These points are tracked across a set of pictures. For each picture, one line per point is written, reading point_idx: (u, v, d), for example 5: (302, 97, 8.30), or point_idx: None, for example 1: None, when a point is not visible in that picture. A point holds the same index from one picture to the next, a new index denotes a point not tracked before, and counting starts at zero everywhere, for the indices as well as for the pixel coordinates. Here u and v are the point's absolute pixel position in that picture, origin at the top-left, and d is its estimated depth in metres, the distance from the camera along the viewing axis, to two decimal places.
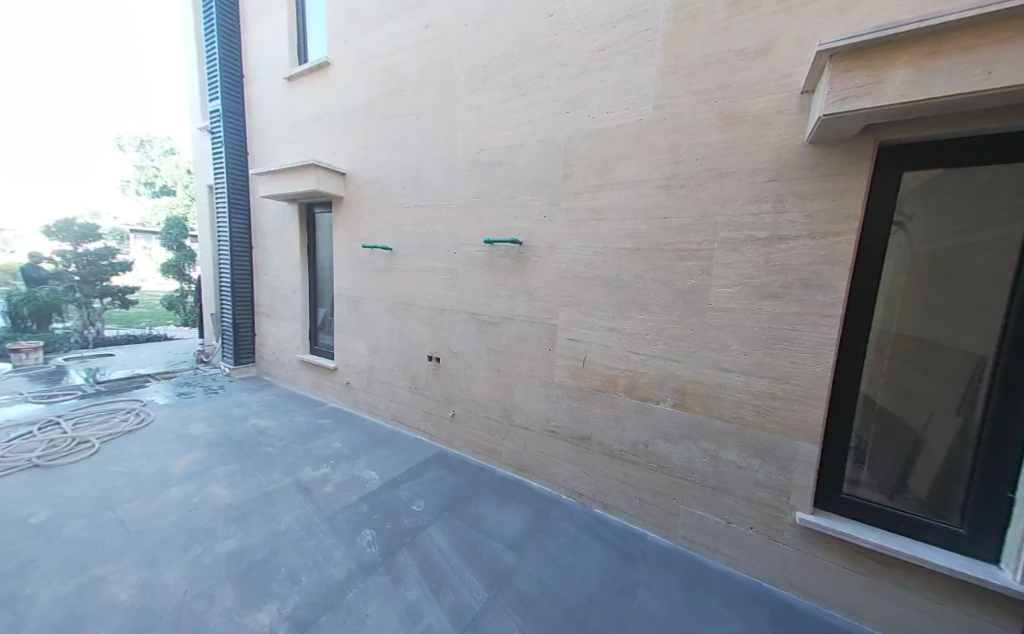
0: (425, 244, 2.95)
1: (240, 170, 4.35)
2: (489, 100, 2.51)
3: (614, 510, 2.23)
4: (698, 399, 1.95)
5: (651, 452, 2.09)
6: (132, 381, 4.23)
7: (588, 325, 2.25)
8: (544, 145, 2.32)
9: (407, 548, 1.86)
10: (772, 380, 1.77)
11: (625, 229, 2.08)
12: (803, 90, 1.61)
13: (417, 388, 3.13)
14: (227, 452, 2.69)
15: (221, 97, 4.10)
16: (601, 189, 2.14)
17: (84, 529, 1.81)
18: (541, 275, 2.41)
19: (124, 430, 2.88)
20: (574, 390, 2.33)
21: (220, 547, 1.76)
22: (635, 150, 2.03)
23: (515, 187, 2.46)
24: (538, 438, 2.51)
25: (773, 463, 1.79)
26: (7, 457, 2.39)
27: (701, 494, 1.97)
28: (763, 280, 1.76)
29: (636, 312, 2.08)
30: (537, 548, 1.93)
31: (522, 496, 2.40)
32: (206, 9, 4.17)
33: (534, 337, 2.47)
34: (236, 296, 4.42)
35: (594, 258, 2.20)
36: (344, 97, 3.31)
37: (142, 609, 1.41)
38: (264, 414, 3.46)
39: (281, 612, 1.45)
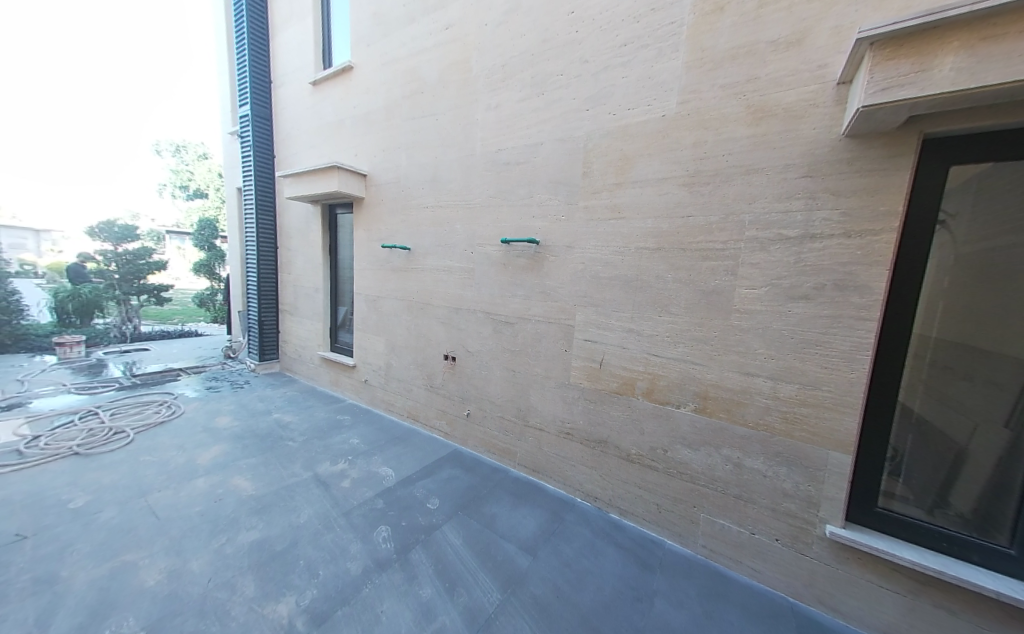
0: (442, 245, 2.97)
1: (267, 173, 4.51)
2: (507, 99, 2.51)
3: (630, 516, 2.18)
4: (721, 404, 1.88)
5: (669, 457, 2.03)
6: (165, 374, 4.45)
7: (605, 326, 2.20)
8: (563, 144, 2.29)
9: (421, 546, 1.86)
10: (801, 386, 1.68)
11: (645, 228, 2.03)
12: (841, 81, 1.53)
13: (433, 387, 3.15)
14: (251, 445, 2.78)
15: (251, 103, 4.27)
16: (620, 187, 2.10)
17: (118, 515, 1.90)
18: (558, 275, 2.38)
19: (156, 422, 3.02)
20: (590, 391, 2.29)
21: (242, 537, 1.82)
22: (656, 147, 1.98)
23: (532, 186, 2.45)
24: (553, 440, 2.48)
25: (802, 473, 1.71)
26: (52, 444, 2.55)
27: (723, 503, 1.90)
28: (793, 280, 1.67)
29: (656, 314, 2.03)
30: (551, 552, 1.90)
31: (536, 498, 2.38)
32: (237, 18, 4.34)
33: (550, 338, 2.45)
34: (262, 294, 4.59)
35: (612, 258, 2.16)
36: (366, 99, 3.38)
37: (169, 595, 1.46)
38: (286, 409, 3.56)
39: (299, 604, 1.48)
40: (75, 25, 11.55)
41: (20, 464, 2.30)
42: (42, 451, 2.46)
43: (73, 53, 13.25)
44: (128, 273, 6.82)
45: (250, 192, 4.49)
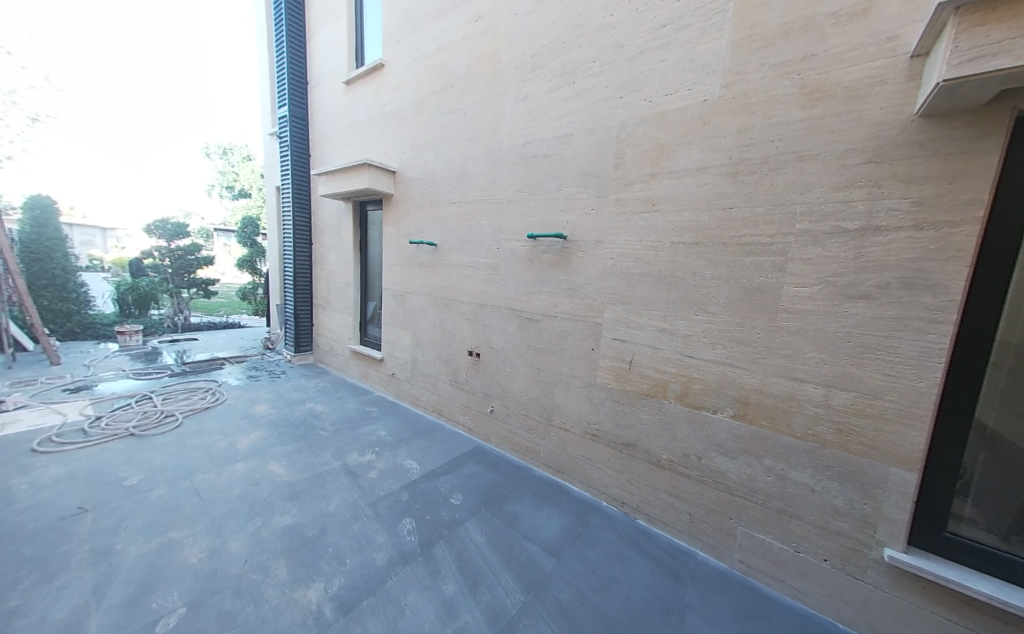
0: (468, 240, 2.96)
1: (303, 171, 4.68)
2: (537, 90, 2.44)
3: (659, 523, 2.08)
4: (764, 410, 1.74)
5: (703, 465, 1.92)
6: (211, 363, 4.76)
7: (636, 324, 2.11)
8: (594, 135, 2.20)
9: (444, 541, 1.87)
10: (859, 394, 1.52)
11: (682, 221, 1.91)
12: (915, 53, 1.35)
13: (457, 382, 3.16)
14: (286, 433, 2.91)
15: (289, 104, 4.44)
16: (655, 178, 1.99)
17: (166, 494, 2.04)
18: (586, 271, 2.30)
19: (202, 407, 3.23)
20: (618, 393, 2.21)
21: (277, 522, 1.90)
22: (696, 135, 1.85)
23: (560, 179, 2.37)
24: (578, 441, 2.41)
25: (857, 490, 1.55)
26: (112, 425, 2.78)
27: (763, 516, 1.77)
28: (851, 278, 1.51)
29: (691, 312, 1.91)
30: (575, 556, 1.85)
31: (560, 499, 2.32)
32: (277, 23, 4.52)
33: (576, 336, 2.37)
34: (297, 288, 4.78)
35: (645, 253, 2.05)
36: (396, 96, 3.41)
37: (209, 573, 1.55)
38: (318, 399, 3.71)
39: (327, 591, 1.51)
40: (131, 35, 12.39)
41: (85, 442, 2.52)
42: (104, 431, 2.68)
43: (132, 62, 14.29)
44: (179, 267, 7.34)
45: (288, 190, 4.68)
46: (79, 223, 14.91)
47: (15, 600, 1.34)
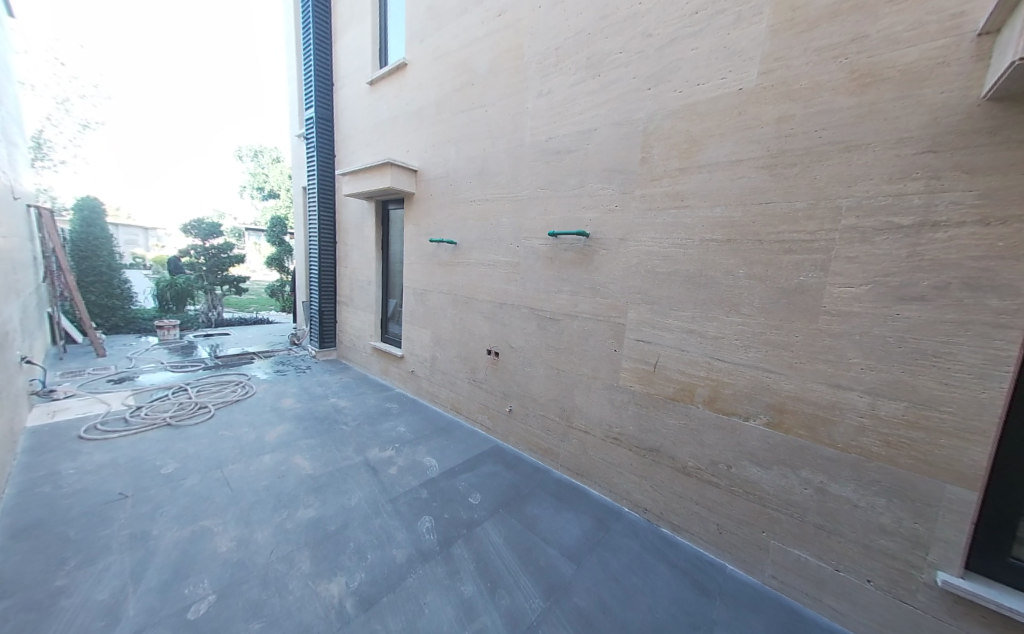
0: (488, 238, 2.94)
1: (328, 172, 4.80)
2: (560, 84, 2.39)
3: (684, 533, 2.00)
4: (801, 419, 1.64)
5: (733, 474, 1.83)
6: (241, 357, 4.96)
7: (662, 325, 2.03)
8: (619, 128, 2.13)
9: (463, 540, 1.86)
10: (911, 404, 1.40)
11: (713, 217, 1.82)
12: (983, 31, 1.21)
13: (476, 381, 3.16)
14: (310, 427, 2.99)
15: (316, 106, 4.56)
16: (685, 173, 1.90)
17: (199, 483, 2.12)
18: (609, 270, 2.24)
19: (232, 400, 3.36)
20: (642, 396, 2.13)
21: (301, 514, 1.94)
22: (729, 126, 1.76)
23: (583, 175, 2.31)
24: (599, 444, 2.35)
25: (906, 508, 1.43)
26: (151, 415, 2.93)
27: (799, 531, 1.67)
28: (904, 278, 1.39)
29: (722, 313, 1.82)
30: (596, 562, 1.80)
31: (579, 503, 2.28)
32: (305, 27, 4.64)
33: (598, 336, 2.31)
34: (322, 286, 4.91)
35: (672, 251, 1.97)
36: (418, 95, 3.43)
37: (237, 562, 1.59)
38: (341, 394, 3.79)
39: (348, 586, 1.53)
40: (169, 44, 13.03)
41: (126, 430, 2.67)
42: (144, 420, 2.84)
43: (172, 71, 15.09)
44: (213, 266, 7.56)
45: (314, 190, 4.81)
46: (125, 223, 15.90)
47: (63, 580, 1.42)
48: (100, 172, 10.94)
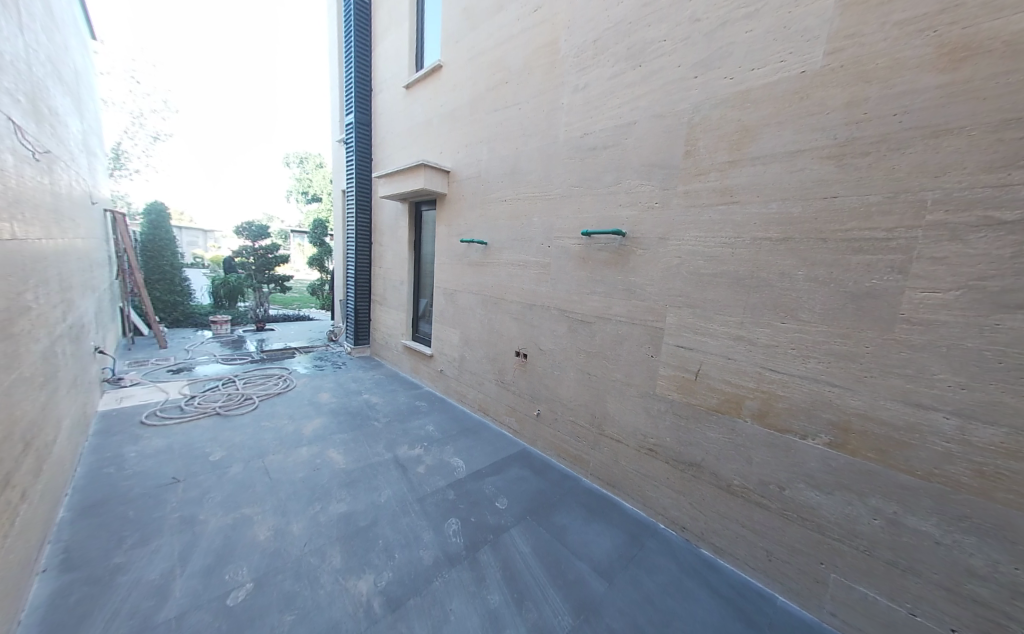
0: (518, 238, 2.90)
1: (365, 175, 4.97)
2: (597, 77, 2.29)
3: (728, 556, 1.85)
4: (871, 439, 1.45)
5: (785, 497, 1.66)
6: (284, 352, 5.25)
7: (705, 331, 1.88)
8: (661, 121, 2.01)
9: (489, 546, 1.82)
10: (1014, 432, 1.18)
11: (768, 213, 1.66)
12: None
13: (504, 382, 3.12)
14: (344, 421, 3.09)
15: (356, 112, 4.73)
16: (735, 166, 1.75)
17: (242, 471, 2.24)
18: (646, 271, 2.12)
19: (275, 393, 3.54)
20: (681, 406, 1.99)
21: (333, 508, 1.99)
22: (788, 114, 1.60)
23: (620, 171, 2.21)
24: (633, 455, 2.23)
25: (1006, 552, 1.21)
26: (203, 404, 3.14)
27: (865, 566, 1.48)
28: (1007, 282, 1.18)
29: (775, 319, 1.66)
30: (628, 581, 1.70)
31: (610, 515, 2.17)
32: (347, 37, 4.83)
33: (634, 341, 2.19)
34: (358, 285, 5.09)
35: (718, 251, 1.82)
36: (453, 96, 3.45)
37: (273, 552, 1.65)
38: (374, 391, 3.89)
39: (376, 585, 1.53)
40: (227, 59, 14.11)
41: (181, 418, 2.88)
42: (197, 409, 3.05)
43: (229, 86, 16.39)
44: (261, 266, 8.04)
45: (353, 193, 5.00)
46: (188, 227, 17.50)
47: (120, 557, 1.53)
48: (168, 179, 12.06)
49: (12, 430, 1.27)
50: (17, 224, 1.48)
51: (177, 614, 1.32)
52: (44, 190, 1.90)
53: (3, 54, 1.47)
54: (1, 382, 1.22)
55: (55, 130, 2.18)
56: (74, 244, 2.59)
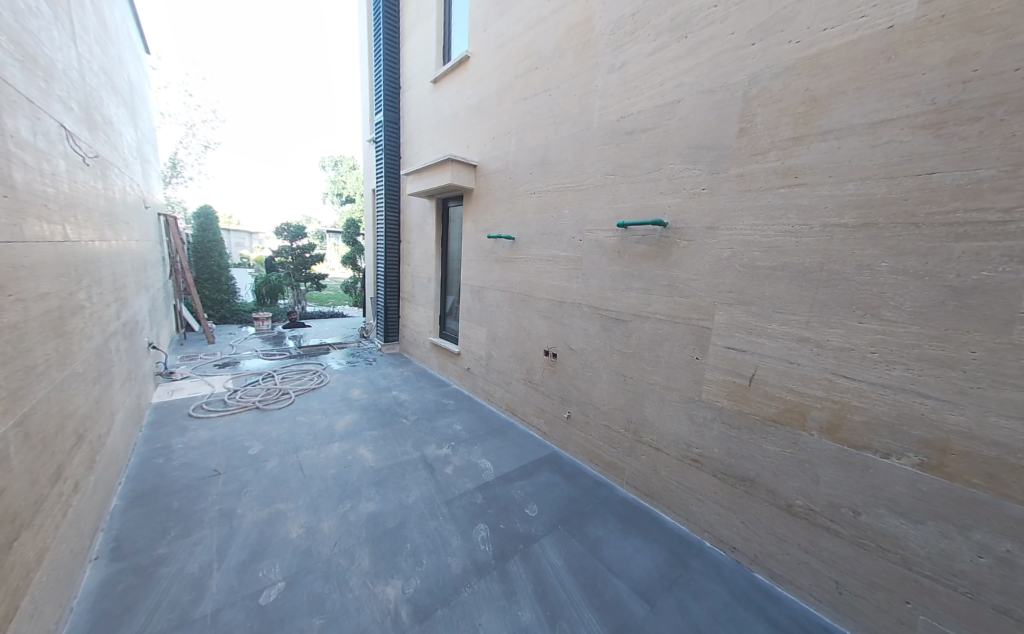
0: (548, 232, 2.76)
1: (394, 172, 5.00)
2: (636, 54, 2.11)
3: (787, 583, 1.65)
4: (977, 464, 1.21)
5: (861, 523, 1.45)
6: (319, 348, 5.43)
7: (761, 331, 1.68)
8: (710, 97, 1.81)
9: (519, 557, 1.73)
10: None
11: (842, 195, 1.44)
12: None
13: (532, 382, 3.01)
14: (373, 418, 3.11)
15: (385, 110, 4.76)
16: (801, 142, 1.53)
17: (278, 466, 2.29)
18: (690, 264, 1.93)
19: (309, 388, 3.64)
20: (731, 414, 1.80)
21: (362, 507, 1.98)
22: (870, 77, 1.36)
23: (661, 156, 2.02)
24: (674, 465, 2.05)
25: None
26: (244, 398, 3.28)
27: (967, 612, 1.24)
28: None
29: (851, 318, 1.43)
30: (674, 606, 1.55)
31: (649, 529, 2.02)
32: (376, 35, 4.85)
33: (675, 341, 2.01)
34: (387, 283, 5.15)
35: (779, 241, 1.61)
36: (480, 87, 3.36)
37: (304, 551, 1.64)
38: (402, 388, 3.91)
39: (404, 592, 1.49)
40: (268, 68, 14.83)
41: (224, 411, 3.01)
42: (239, 403, 3.19)
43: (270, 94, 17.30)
44: (299, 265, 8.40)
45: (382, 190, 5.05)
46: (236, 229, 18.80)
47: (164, 548, 1.58)
48: (217, 185, 12.90)
49: (65, 424, 1.32)
50: (70, 226, 1.54)
51: (212, 610, 1.33)
52: (97, 194, 1.99)
53: (56, 62, 1.52)
54: (54, 377, 1.26)
55: (108, 137, 2.30)
56: (128, 246, 2.74)
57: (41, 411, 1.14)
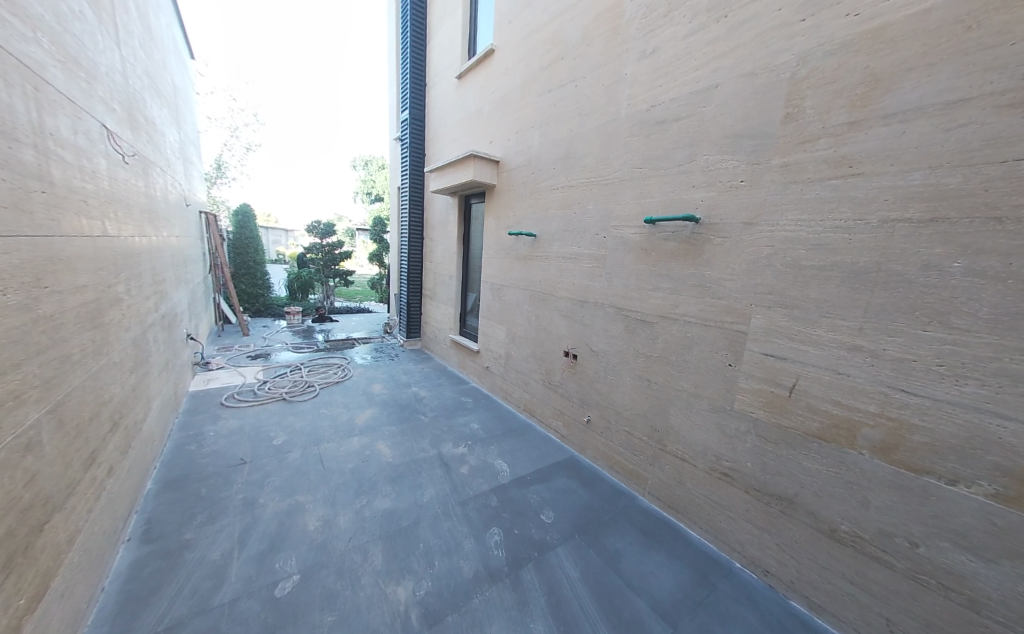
0: (570, 229, 2.67)
1: (418, 170, 5.04)
2: (669, 38, 1.98)
3: (828, 616, 1.50)
4: None
5: (918, 556, 1.28)
6: (345, 342, 5.58)
7: (804, 337, 1.53)
8: (752, 81, 1.66)
9: (534, 565, 1.67)
10: None
11: (905, 186, 1.27)
12: None
13: (552, 383, 2.93)
14: (393, 414, 3.14)
15: (410, 108, 4.80)
16: (857, 127, 1.36)
17: (300, 457, 2.35)
18: (724, 263, 1.79)
19: (333, 382, 3.74)
20: (767, 426, 1.66)
21: (378, 503, 1.98)
22: (944, 50, 1.18)
23: (694, 147, 1.89)
24: (702, 478, 1.92)
25: None
26: (272, 390, 3.40)
27: None
28: None
29: (913, 325, 1.26)
30: (698, 630, 1.45)
31: (672, 544, 1.90)
32: (403, 34, 4.89)
33: (706, 346, 1.88)
34: (410, 279, 5.21)
35: (828, 238, 1.45)
36: (504, 81, 3.30)
37: (320, 545, 1.66)
38: (422, 384, 3.94)
39: (415, 594, 1.46)
40: (304, 72, 15.40)
41: (254, 401, 3.13)
42: (267, 393, 3.31)
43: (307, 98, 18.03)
44: (328, 261, 8.70)
45: (407, 188, 5.10)
46: (274, 227, 19.80)
47: (190, 534, 1.65)
48: (257, 185, 13.57)
49: (100, 410, 1.38)
50: (110, 222, 1.62)
51: (230, 598, 1.36)
52: (138, 192, 2.09)
53: (99, 65, 1.59)
54: (91, 366, 1.33)
55: (150, 138, 2.41)
56: (168, 242, 2.89)
57: (76, 398, 1.20)
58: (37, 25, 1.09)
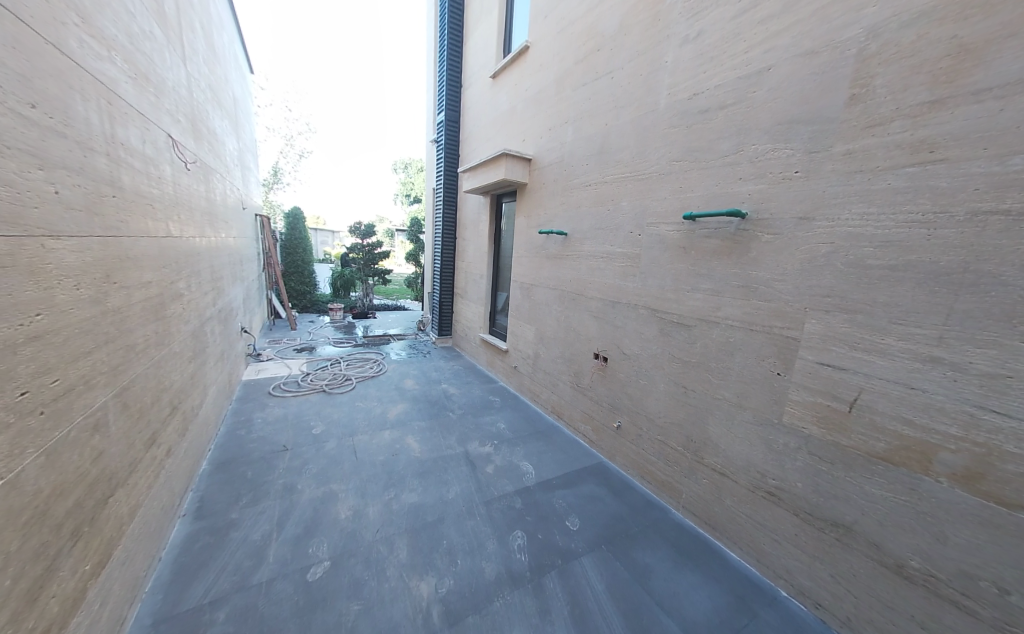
0: (603, 227, 2.58)
1: (453, 170, 5.13)
2: (715, 21, 1.85)
3: None
4: None
5: (1011, 607, 1.09)
6: (381, 338, 5.80)
7: (869, 347, 1.35)
8: (810, 61, 1.50)
9: (557, 572, 1.63)
10: None
11: (1003, 172, 1.07)
12: None
13: (581, 386, 2.85)
14: (422, 410, 3.21)
15: (446, 109, 4.89)
16: (942, 106, 1.18)
17: (335, 447, 2.46)
18: (773, 263, 1.64)
19: (368, 376, 3.89)
20: (821, 444, 1.49)
21: (405, 497, 2.03)
22: None
23: (741, 136, 1.74)
24: (743, 494, 1.78)
25: None
26: (313, 381, 3.61)
27: None
28: None
29: (1009, 336, 1.07)
30: None
31: (707, 563, 1.78)
32: (441, 38, 4.99)
33: (751, 353, 1.73)
34: (442, 278, 5.32)
35: (900, 234, 1.27)
36: (538, 77, 3.25)
37: (349, 534, 1.72)
38: (452, 381, 4.00)
39: (437, 591, 1.47)
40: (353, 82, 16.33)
41: (296, 392, 3.33)
42: (309, 385, 3.52)
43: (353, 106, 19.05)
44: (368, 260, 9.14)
45: (441, 188, 5.21)
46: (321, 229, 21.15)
47: (235, 514, 1.77)
48: (307, 189, 14.52)
49: (161, 396, 1.52)
50: (174, 224, 1.78)
51: (268, 578, 1.45)
52: (200, 196, 2.29)
53: (166, 81, 1.75)
54: (154, 355, 1.46)
55: (212, 147, 2.64)
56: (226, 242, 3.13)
57: (140, 383, 1.32)
58: (111, 45, 1.21)
